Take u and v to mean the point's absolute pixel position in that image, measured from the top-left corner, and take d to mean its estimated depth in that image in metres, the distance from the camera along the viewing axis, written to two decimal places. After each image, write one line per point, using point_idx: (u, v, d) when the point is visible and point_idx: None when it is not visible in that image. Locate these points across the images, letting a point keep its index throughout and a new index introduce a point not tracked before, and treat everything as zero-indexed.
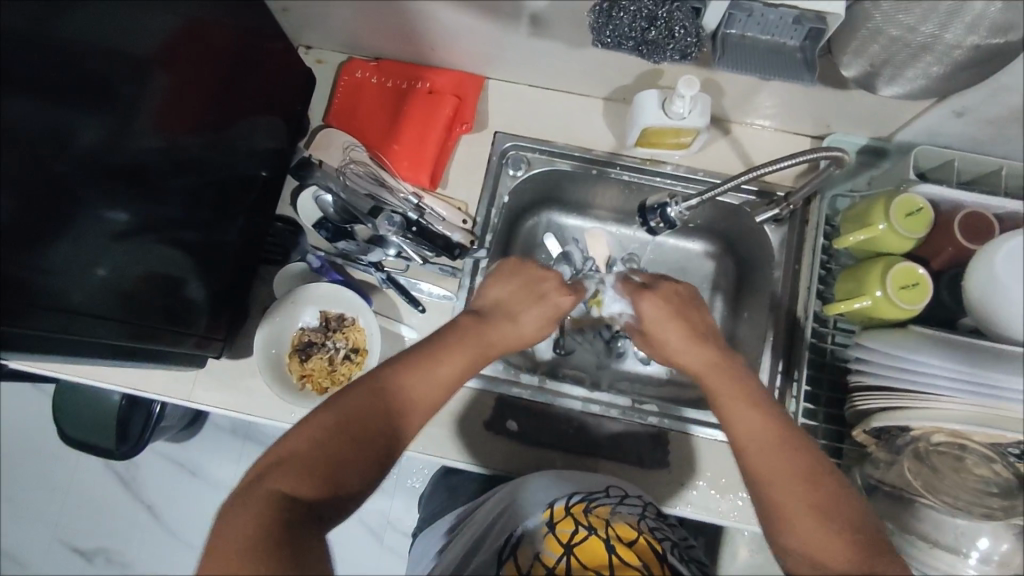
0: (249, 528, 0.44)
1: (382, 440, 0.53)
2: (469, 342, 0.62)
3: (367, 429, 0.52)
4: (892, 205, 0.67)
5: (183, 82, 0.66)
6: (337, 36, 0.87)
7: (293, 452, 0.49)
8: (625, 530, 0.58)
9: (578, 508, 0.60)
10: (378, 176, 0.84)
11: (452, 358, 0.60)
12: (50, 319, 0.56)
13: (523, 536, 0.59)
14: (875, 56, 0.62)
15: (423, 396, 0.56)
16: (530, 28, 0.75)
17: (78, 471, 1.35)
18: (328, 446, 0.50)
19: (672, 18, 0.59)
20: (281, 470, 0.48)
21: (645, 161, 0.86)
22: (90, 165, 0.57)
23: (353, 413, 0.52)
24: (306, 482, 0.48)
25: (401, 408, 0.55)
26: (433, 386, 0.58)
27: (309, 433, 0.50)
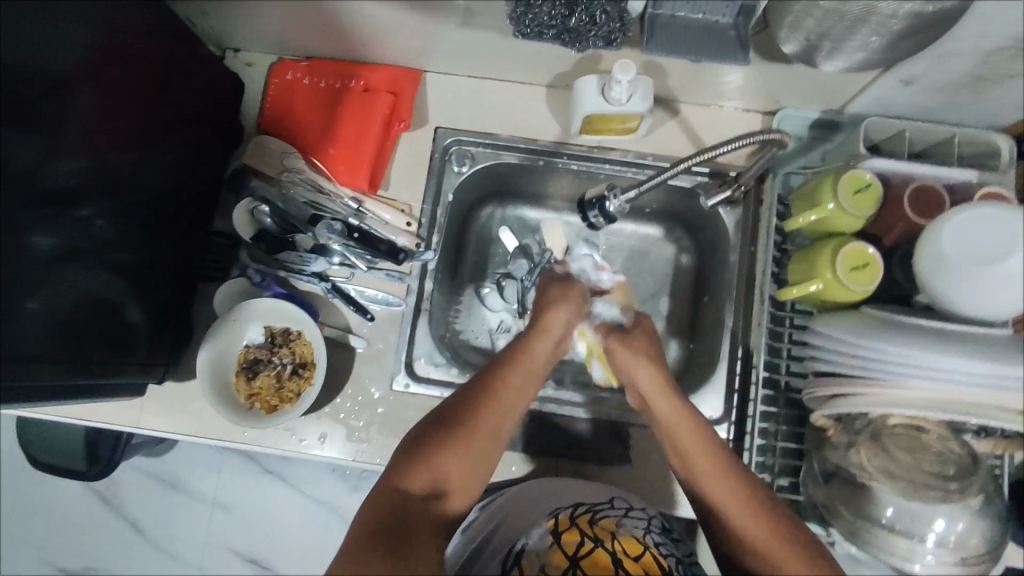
0: (376, 521, 0.49)
1: (493, 440, 0.58)
2: (545, 345, 0.69)
3: (476, 426, 0.57)
4: (839, 182, 0.65)
5: (107, 96, 0.63)
6: (262, 37, 0.83)
7: (414, 455, 0.54)
8: (632, 545, 0.57)
9: (583, 518, 0.59)
10: (316, 183, 0.80)
11: (534, 356, 0.66)
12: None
13: (524, 548, 0.56)
14: (811, 31, 0.59)
15: (517, 396, 0.61)
16: (456, 18, 0.71)
17: (57, 492, 1.34)
18: (446, 443, 0.55)
19: (592, 3, 0.55)
20: (406, 468, 0.53)
21: (593, 149, 0.84)
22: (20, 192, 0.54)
23: (460, 415, 0.57)
24: (434, 479, 0.53)
25: (500, 405, 0.60)
26: (523, 387, 0.63)
27: (423, 434, 0.55)
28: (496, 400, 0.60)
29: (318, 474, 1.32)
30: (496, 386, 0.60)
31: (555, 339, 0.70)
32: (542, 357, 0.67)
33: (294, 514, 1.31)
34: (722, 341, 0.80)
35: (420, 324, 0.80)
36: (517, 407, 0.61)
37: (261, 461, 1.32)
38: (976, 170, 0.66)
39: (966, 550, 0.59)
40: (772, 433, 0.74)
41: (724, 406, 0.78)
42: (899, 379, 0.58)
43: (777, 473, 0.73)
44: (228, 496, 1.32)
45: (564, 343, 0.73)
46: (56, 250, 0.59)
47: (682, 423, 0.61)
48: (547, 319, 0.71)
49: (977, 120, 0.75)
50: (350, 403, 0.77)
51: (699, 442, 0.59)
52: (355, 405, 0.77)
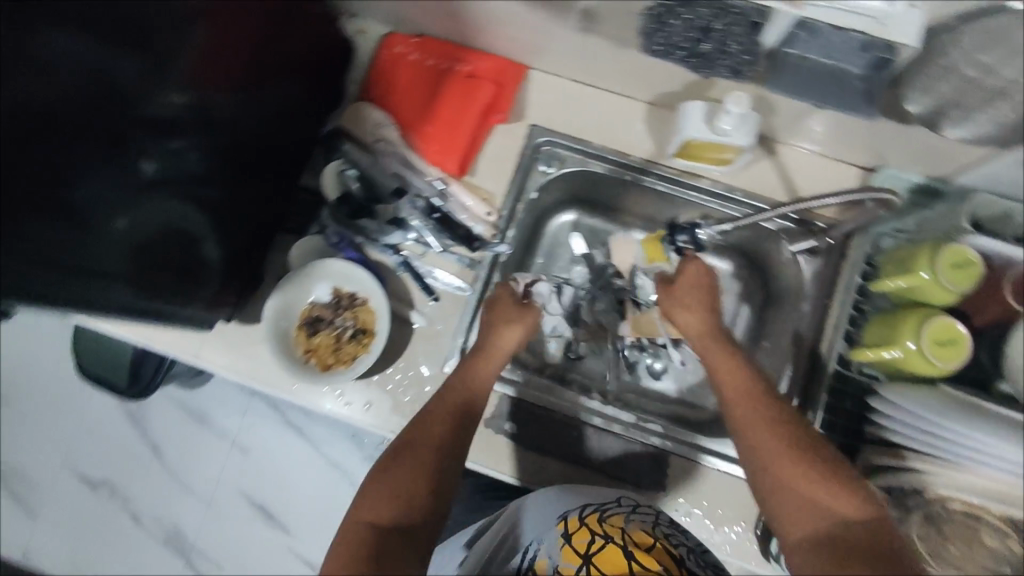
0: (347, 559, 0.54)
1: (434, 449, 0.62)
2: (478, 364, 0.71)
3: (423, 444, 0.62)
4: (940, 253, 0.63)
5: (215, 40, 0.66)
6: (381, 8, 0.84)
7: (372, 479, 0.59)
8: (642, 536, 0.57)
9: (591, 517, 0.60)
10: (406, 158, 0.82)
11: (455, 378, 0.69)
12: (57, 266, 0.56)
13: (536, 555, 0.60)
14: (944, 95, 0.58)
15: (473, 411, 0.66)
16: (578, 21, 0.71)
17: (91, 404, 1.39)
18: (395, 462, 0.60)
19: (728, 31, 0.56)
20: (367, 501, 0.58)
21: (683, 173, 0.83)
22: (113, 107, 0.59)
23: (405, 432, 0.63)
24: (389, 482, 0.58)
25: (422, 421, 0.64)
26: (452, 396, 0.67)
27: (388, 459, 0.61)
28: (421, 415, 0.65)
29: (338, 436, 1.34)
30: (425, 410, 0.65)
31: (498, 357, 0.72)
32: (474, 377, 0.69)
33: (308, 471, 1.34)
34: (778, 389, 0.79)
35: (481, 313, 0.81)
36: (450, 412, 0.65)
37: (286, 413, 1.35)
38: None
39: None
40: None
41: None
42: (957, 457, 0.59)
43: None
44: (250, 440, 1.36)
45: (510, 335, 0.74)
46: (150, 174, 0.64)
47: (747, 404, 0.63)
48: (502, 341, 0.73)
49: None
50: (400, 376, 0.78)
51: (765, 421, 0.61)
52: (404, 379, 0.78)
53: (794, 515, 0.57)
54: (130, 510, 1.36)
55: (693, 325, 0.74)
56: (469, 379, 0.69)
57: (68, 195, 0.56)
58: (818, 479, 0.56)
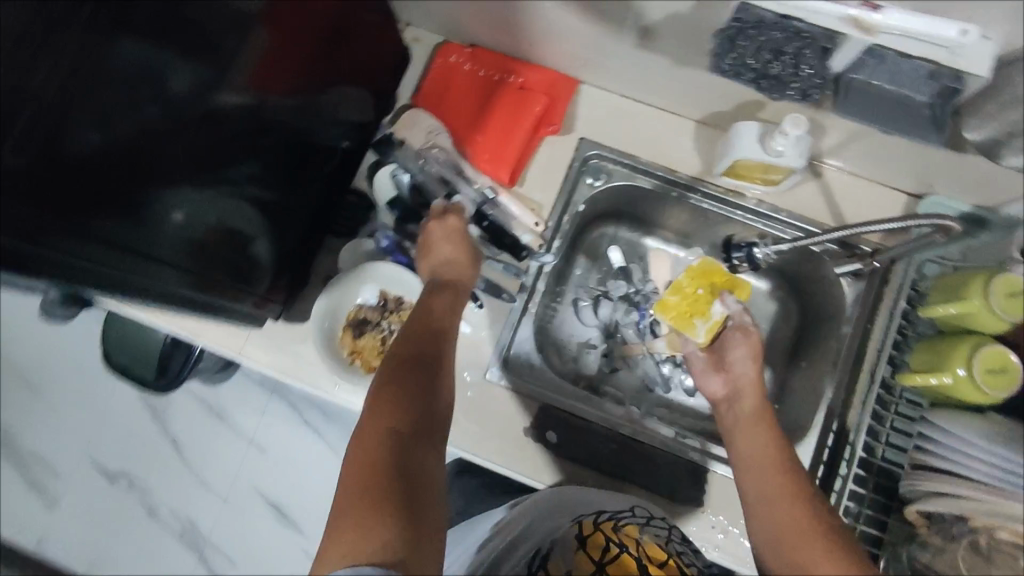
0: (359, 487, 0.46)
1: (425, 362, 0.58)
2: (431, 300, 0.66)
3: (408, 356, 0.58)
4: (992, 283, 0.64)
5: (272, 46, 0.68)
6: (437, 17, 0.86)
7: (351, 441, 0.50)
8: (656, 551, 0.61)
9: (607, 523, 0.62)
10: (457, 165, 0.82)
11: (421, 309, 0.65)
12: (118, 256, 0.56)
13: (552, 546, 0.61)
14: (1008, 124, 0.58)
15: (429, 313, 0.64)
16: (637, 38, 0.73)
17: (114, 395, 1.39)
18: (369, 420, 0.51)
19: (800, 54, 0.56)
20: (350, 449, 0.50)
21: (729, 191, 0.84)
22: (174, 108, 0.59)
23: (373, 388, 0.55)
24: (379, 419, 0.51)
25: (401, 358, 0.58)
26: (434, 330, 0.62)
27: (380, 379, 0.56)
28: (405, 345, 0.60)
29: None
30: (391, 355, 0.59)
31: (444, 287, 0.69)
32: (432, 309, 0.65)
33: (325, 473, 1.33)
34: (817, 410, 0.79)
35: (525, 321, 0.83)
36: (429, 336, 0.61)
37: (304, 413, 1.36)
38: None
39: None
40: (855, 514, 0.71)
41: None
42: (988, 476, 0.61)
43: None
44: (268, 439, 1.35)
45: (456, 283, 0.70)
46: (183, 150, 0.60)
47: (763, 445, 0.63)
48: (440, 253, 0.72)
49: None
50: None
51: (771, 461, 0.61)
52: None
53: (801, 563, 0.53)
54: (146, 503, 1.35)
55: (740, 365, 0.73)
56: (444, 312, 0.66)
57: (132, 193, 0.56)
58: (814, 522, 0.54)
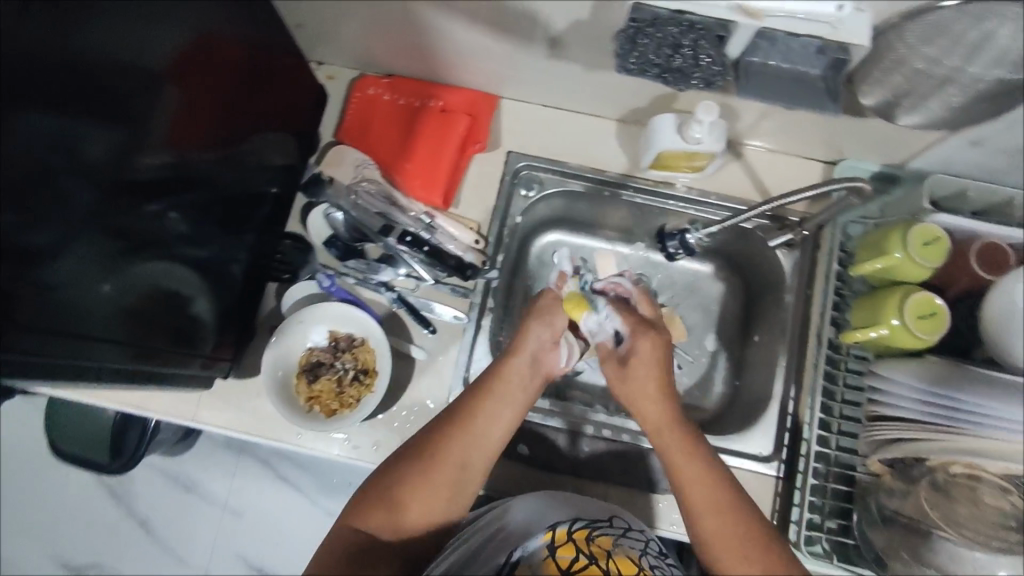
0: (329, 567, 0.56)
1: (460, 458, 0.61)
2: (517, 368, 0.68)
3: (443, 456, 0.61)
4: (909, 235, 0.68)
5: (190, 99, 0.63)
6: (349, 52, 0.86)
7: (366, 500, 0.59)
8: (627, 566, 0.58)
9: (580, 534, 0.60)
10: (390, 195, 0.83)
11: (507, 380, 0.67)
12: (56, 345, 0.54)
13: (519, 559, 0.58)
14: (897, 87, 0.62)
15: (500, 398, 0.65)
16: (546, 49, 0.74)
17: (70, 484, 1.32)
18: (395, 498, 0.59)
19: (697, 46, 0.59)
20: (363, 509, 0.59)
21: (658, 183, 0.86)
22: (95, 182, 0.54)
23: (412, 463, 0.60)
24: (380, 514, 0.58)
25: (450, 454, 0.61)
26: (496, 421, 0.64)
27: (402, 461, 0.61)
28: (465, 435, 0.62)
29: (337, 487, 1.29)
30: (445, 439, 0.61)
31: (528, 359, 0.69)
32: (520, 390, 0.67)
33: (307, 525, 1.29)
34: (774, 380, 0.81)
35: (479, 340, 0.82)
36: (489, 434, 0.63)
37: (278, 468, 1.30)
38: None
39: None
40: (824, 474, 0.74)
41: (774, 444, 0.79)
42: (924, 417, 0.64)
43: (826, 514, 0.74)
44: (243, 501, 1.30)
45: (549, 358, 0.71)
46: (103, 226, 0.56)
47: (685, 459, 0.61)
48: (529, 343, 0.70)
49: None
50: (405, 413, 0.78)
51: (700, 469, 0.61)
52: (410, 415, 0.78)
53: None
54: None
55: (643, 376, 0.67)
56: (524, 390, 0.67)
57: (43, 273, 0.51)
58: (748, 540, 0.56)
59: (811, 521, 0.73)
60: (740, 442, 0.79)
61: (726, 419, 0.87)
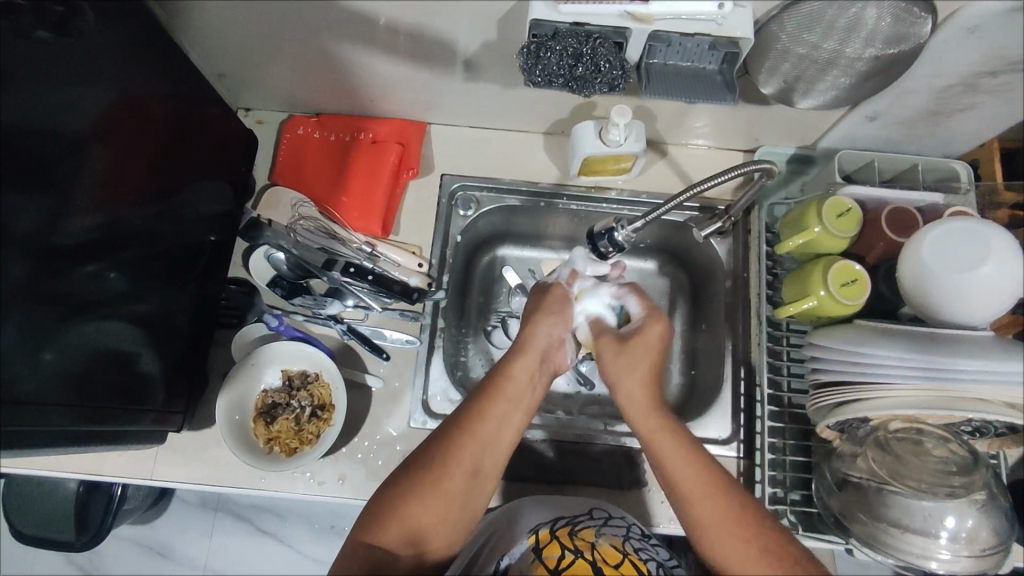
0: None
1: (471, 460, 0.61)
2: (526, 367, 0.68)
3: (452, 462, 0.60)
4: (823, 207, 0.72)
5: (119, 157, 0.63)
6: (275, 96, 0.88)
7: (379, 514, 0.58)
8: (611, 553, 0.61)
9: (562, 532, 0.63)
10: (328, 229, 0.84)
11: (513, 380, 0.67)
12: (7, 416, 0.53)
13: (510, 565, 0.61)
14: (787, 73, 0.67)
15: (510, 395, 0.65)
16: (464, 73, 0.77)
17: (38, 568, 1.26)
18: (407, 509, 0.58)
19: (596, 54, 0.62)
20: (378, 522, 0.58)
21: (590, 189, 0.89)
22: (26, 252, 0.54)
23: (422, 471, 0.60)
24: (391, 528, 0.57)
25: (461, 461, 0.61)
26: (503, 422, 0.64)
27: (407, 474, 0.60)
28: (475, 438, 0.62)
29: (319, 531, 1.26)
30: (454, 446, 0.61)
31: (538, 352, 0.71)
32: (525, 388, 0.67)
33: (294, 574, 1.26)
34: (723, 363, 0.84)
35: (434, 360, 0.83)
36: (500, 437, 0.63)
37: (256, 521, 1.27)
38: (941, 194, 0.74)
39: (978, 543, 0.62)
40: (782, 449, 0.76)
41: (731, 427, 0.81)
42: (882, 377, 0.64)
43: (789, 487, 0.76)
44: (222, 562, 1.26)
45: (553, 356, 0.73)
46: (36, 295, 0.56)
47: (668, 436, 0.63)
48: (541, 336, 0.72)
49: (935, 150, 0.83)
50: (368, 443, 0.79)
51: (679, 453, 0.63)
52: (373, 444, 0.79)
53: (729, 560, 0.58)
54: None
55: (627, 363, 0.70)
56: (531, 387, 0.68)
57: None
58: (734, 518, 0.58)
59: (774, 495, 0.75)
60: (698, 429, 0.81)
61: (686, 408, 0.89)
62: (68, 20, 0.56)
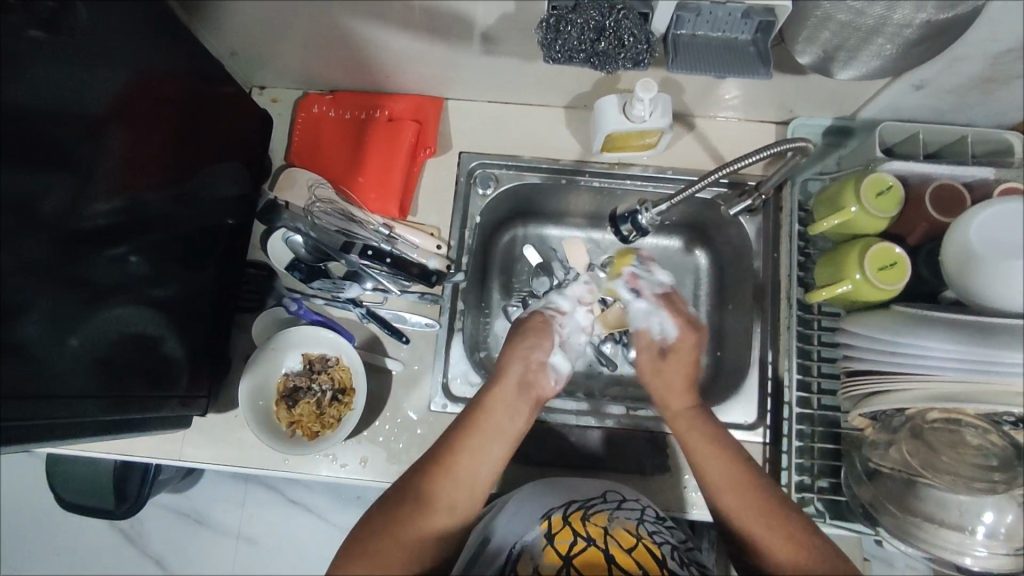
0: None
1: (452, 486, 0.62)
2: (502, 400, 0.68)
3: (430, 498, 0.60)
4: (862, 186, 0.68)
5: (138, 139, 0.63)
6: (290, 74, 0.86)
7: (356, 547, 0.57)
8: (625, 536, 0.60)
9: (575, 516, 0.62)
10: (345, 212, 0.83)
11: (489, 413, 0.66)
12: (44, 406, 0.55)
13: (521, 551, 0.60)
14: (828, 42, 0.61)
15: (487, 434, 0.65)
16: (481, 46, 0.74)
17: (81, 534, 1.32)
18: (381, 541, 0.57)
19: (620, 27, 0.58)
20: (352, 558, 0.56)
21: (614, 165, 0.86)
22: (51, 236, 0.54)
23: (399, 505, 0.59)
24: (368, 564, 0.55)
25: (437, 495, 0.61)
26: (460, 489, 0.62)
27: (388, 506, 0.60)
28: (450, 473, 0.62)
29: (347, 501, 1.29)
30: (431, 477, 0.61)
31: (515, 383, 0.69)
32: (503, 419, 0.67)
33: (324, 543, 1.29)
34: (751, 346, 0.81)
35: (455, 343, 0.83)
36: (476, 471, 0.63)
37: (286, 491, 1.30)
38: (991, 168, 0.69)
39: (1017, 540, 0.59)
40: (810, 435, 0.74)
41: (757, 412, 0.79)
42: (923, 368, 0.60)
43: (817, 474, 0.74)
44: (255, 529, 1.30)
45: (537, 386, 0.70)
46: (61, 283, 0.56)
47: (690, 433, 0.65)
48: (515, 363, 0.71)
49: (986, 120, 0.78)
50: (389, 425, 0.79)
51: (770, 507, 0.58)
52: (394, 427, 0.79)
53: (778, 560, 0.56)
54: None
55: (671, 377, 0.70)
56: (507, 420, 0.67)
57: (16, 334, 0.52)
58: (766, 517, 0.57)
59: (800, 483, 0.74)
60: (723, 414, 0.79)
61: (710, 391, 0.87)
62: (59, 16, 0.54)
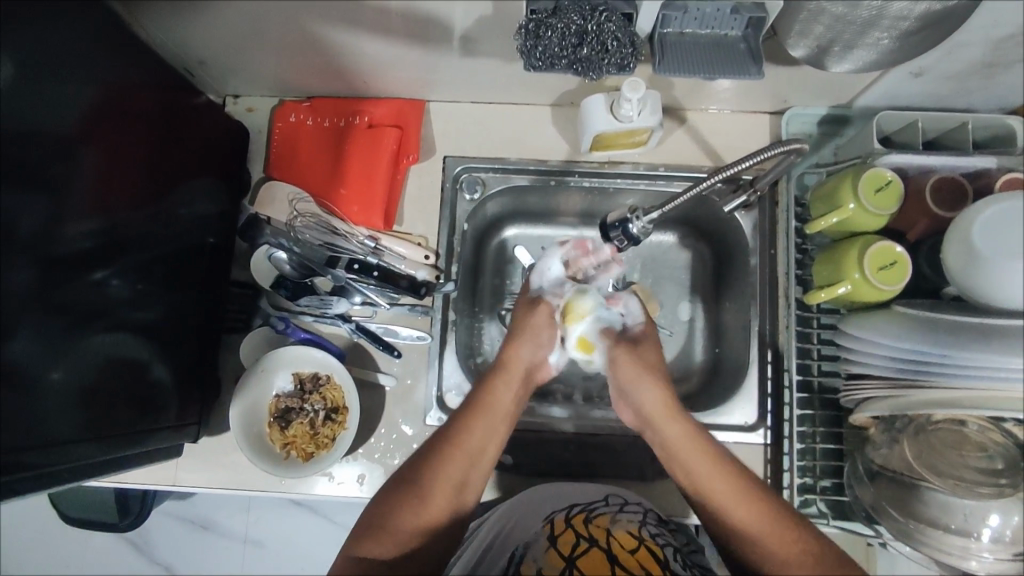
0: None
1: (462, 464, 0.61)
2: (509, 380, 0.68)
3: (441, 475, 0.60)
4: (859, 183, 0.65)
5: (111, 159, 0.60)
6: (264, 83, 0.83)
7: (372, 524, 0.57)
8: (627, 538, 0.60)
9: (578, 518, 0.63)
10: (328, 225, 0.81)
11: (497, 392, 0.66)
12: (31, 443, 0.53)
13: (524, 553, 0.60)
14: (821, 36, 0.58)
15: (498, 412, 0.65)
16: (460, 48, 0.70)
17: (89, 545, 1.32)
18: (396, 519, 0.57)
19: (603, 30, 0.55)
20: (366, 536, 0.56)
21: (603, 164, 0.83)
22: (30, 258, 0.52)
23: (410, 484, 0.59)
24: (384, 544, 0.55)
25: (449, 472, 0.60)
26: (473, 464, 0.61)
27: (400, 484, 0.59)
28: (462, 451, 0.61)
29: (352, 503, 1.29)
30: (443, 455, 0.60)
31: (522, 368, 0.70)
32: (512, 398, 0.66)
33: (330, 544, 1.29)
34: (749, 345, 0.80)
35: (447, 355, 0.81)
36: (486, 448, 0.63)
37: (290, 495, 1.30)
38: (993, 156, 0.66)
39: None
40: (811, 435, 0.74)
41: (758, 412, 0.78)
42: (929, 371, 0.58)
43: (819, 474, 0.73)
44: (261, 533, 1.30)
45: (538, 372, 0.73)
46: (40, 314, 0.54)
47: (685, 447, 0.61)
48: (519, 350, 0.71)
49: (987, 103, 0.75)
50: (385, 443, 0.78)
51: (781, 529, 0.56)
52: (389, 443, 0.78)
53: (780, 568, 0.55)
54: None
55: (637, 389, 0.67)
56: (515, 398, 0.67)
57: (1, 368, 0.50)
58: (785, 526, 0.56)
59: (804, 485, 0.73)
60: (724, 415, 0.78)
61: (709, 389, 0.86)
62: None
